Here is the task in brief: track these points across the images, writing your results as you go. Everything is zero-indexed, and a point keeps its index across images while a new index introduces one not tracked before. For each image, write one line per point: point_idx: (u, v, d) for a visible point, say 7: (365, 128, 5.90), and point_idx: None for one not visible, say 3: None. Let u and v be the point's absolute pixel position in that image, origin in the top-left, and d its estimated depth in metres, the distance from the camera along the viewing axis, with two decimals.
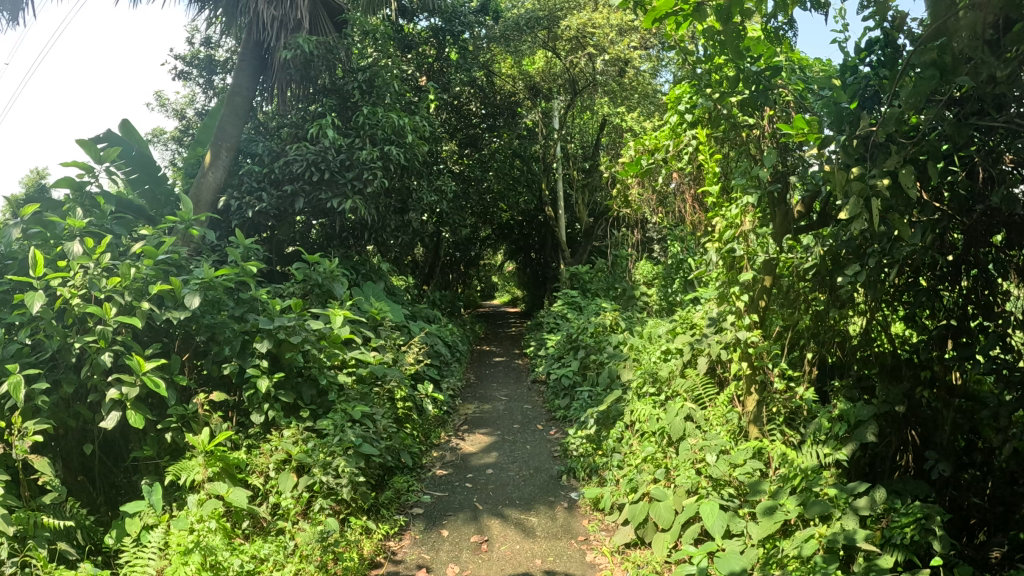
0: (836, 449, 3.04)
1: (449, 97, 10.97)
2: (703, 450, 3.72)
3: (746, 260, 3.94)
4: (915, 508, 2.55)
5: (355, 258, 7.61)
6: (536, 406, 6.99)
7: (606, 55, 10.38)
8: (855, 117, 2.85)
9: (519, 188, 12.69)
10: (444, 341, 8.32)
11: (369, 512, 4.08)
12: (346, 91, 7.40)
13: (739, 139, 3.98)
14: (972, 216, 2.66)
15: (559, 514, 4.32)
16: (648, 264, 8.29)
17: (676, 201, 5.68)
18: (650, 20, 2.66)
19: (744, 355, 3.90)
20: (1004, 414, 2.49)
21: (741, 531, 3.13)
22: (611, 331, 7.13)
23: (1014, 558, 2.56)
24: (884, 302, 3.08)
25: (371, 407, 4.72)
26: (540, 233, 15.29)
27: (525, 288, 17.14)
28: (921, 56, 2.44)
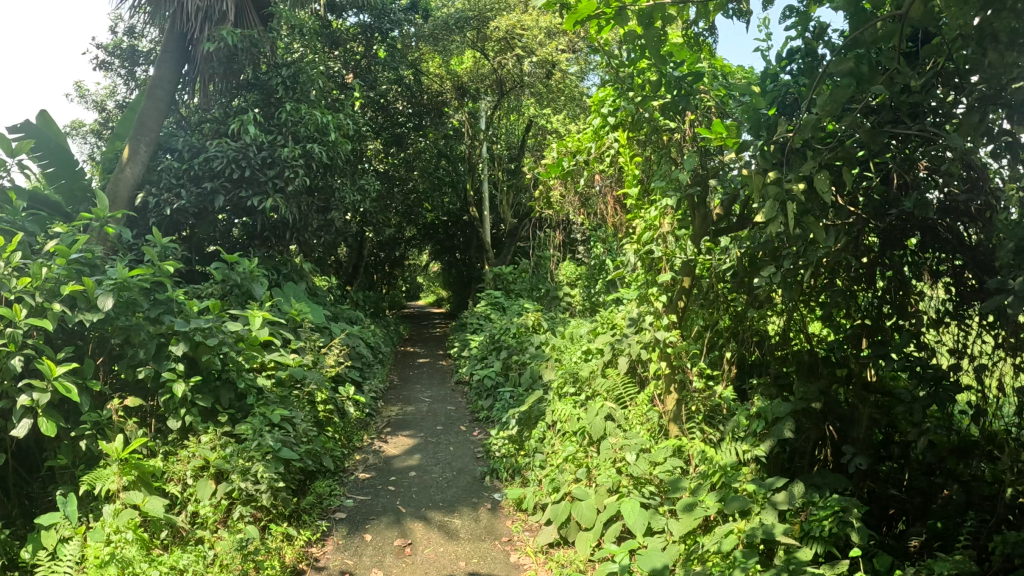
0: (754, 446, 3.13)
1: (376, 95, 10.82)
2: (623, 450, 3.76)
3: (665, 261, 4.02)
4: (833, 501, 2.62)
5: (276, 258, 7.42)
6: (459, 406, 6.98)
7: (534, 57, 10.39)
8: (773, 124, 2.94)
9: (444, 187, 12.91)
10: (366, 343, 8.21)
11: (290, 518, 3.98)
12: (270, 86, 7.20)
13: (661, 143, 4.13)
14: (887, 220, 2.79)
15: (483, 516, 4.31)
16: (571, 265, 8.37)
17: (599, 202, 5.76)
18: (572, 22, 2.65)
19: (663, 355, 3.98)
20: (918, 409, 2.63)
21: (662, 528, 3.20)
22: (533, 331, 7.17)
23: (932, 546, 2.71)
24: (802, 302, 3.19)
25: (291, 410, 4.60)
26: (464, 234, 15.31)
27: (449, 288, 17.15)
28: (839, 66, 2.45)
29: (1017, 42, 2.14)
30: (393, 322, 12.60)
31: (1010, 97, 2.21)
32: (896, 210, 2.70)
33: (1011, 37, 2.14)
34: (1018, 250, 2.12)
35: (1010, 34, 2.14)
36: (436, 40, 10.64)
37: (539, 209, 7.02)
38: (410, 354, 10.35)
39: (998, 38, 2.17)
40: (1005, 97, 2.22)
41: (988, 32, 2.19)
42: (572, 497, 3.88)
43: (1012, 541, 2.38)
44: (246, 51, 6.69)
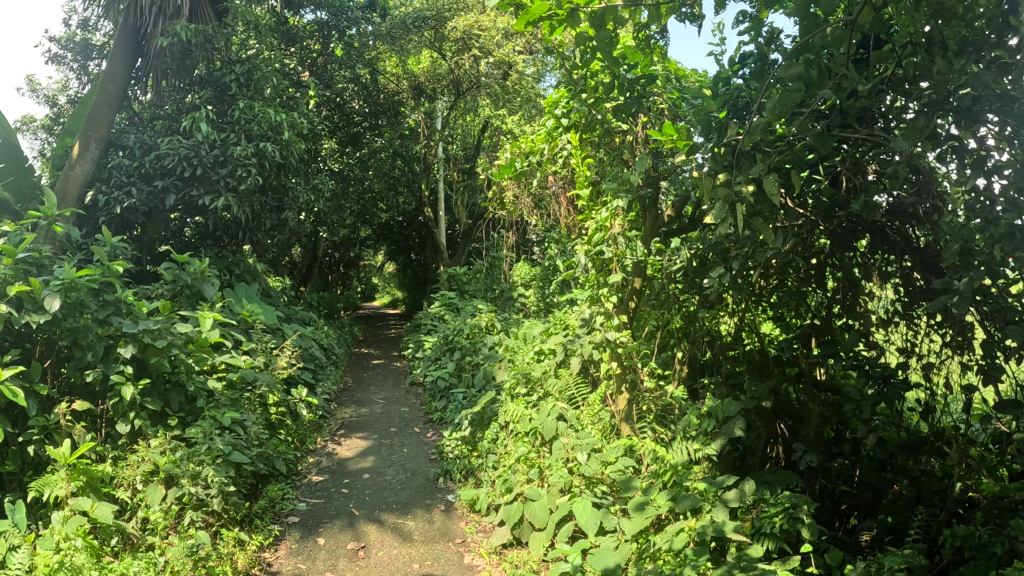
0: (705, 444, 3.17)
1: (332, 94, 10.70)
2: (574, 449, 3.79)
3: (616, 261, 4.07)
4: (783, 498, 2.66)
5: (229, 258, 7.29)
6: (413, 408, 6.94)
7: (491, 58, 10.41)
8: (723, 127, 2.96)
9: (399, 187, 12.84)
10: (319, 344, 8.11)
11: (242, 523, 3.90)
12: (224, 83, 7.08)
13: (615, 145, 4.15)
14: (835, 222, 2.87)
15: (437, 517, 4.30)
16: (526, 265, 8.37)
17: (551, 203, 5.77)
18: (522, 23, 2.56)
19: (614, 355, 4.01)
20: (866, 406, 2.68)
21: (613, 527, 3.23)
22: (487, 332, 7.17)
23: (882, 540, 2.78)
24: (754, 303, 3.27)
25: (242, 413, 4.49)
26: (419, 234, 15.24)
27: (405, 289, 17.07)
28: (789, 70, 2.52)
29: (965, 50, 2.25)
30: (347, 322, 12.49)
31: (957, 103, 2.26)
32: (845, 212, 2.79)
33: (959, 45, 2.26)
34: (963, 251, 2.19)
35: (959, 42, 2.26)
36: (393, 39, 10.57)
37: (492, 211, 7.01)
38: (364, 355, 10.28)
39: (948, 46, 2.30)
40: (951, 102, 2.28)
41: (938, 40, 2.34)
42: (525, 498, 3.89)
43: (960, 534, 2.44)
44: (199, 46, 6.58)
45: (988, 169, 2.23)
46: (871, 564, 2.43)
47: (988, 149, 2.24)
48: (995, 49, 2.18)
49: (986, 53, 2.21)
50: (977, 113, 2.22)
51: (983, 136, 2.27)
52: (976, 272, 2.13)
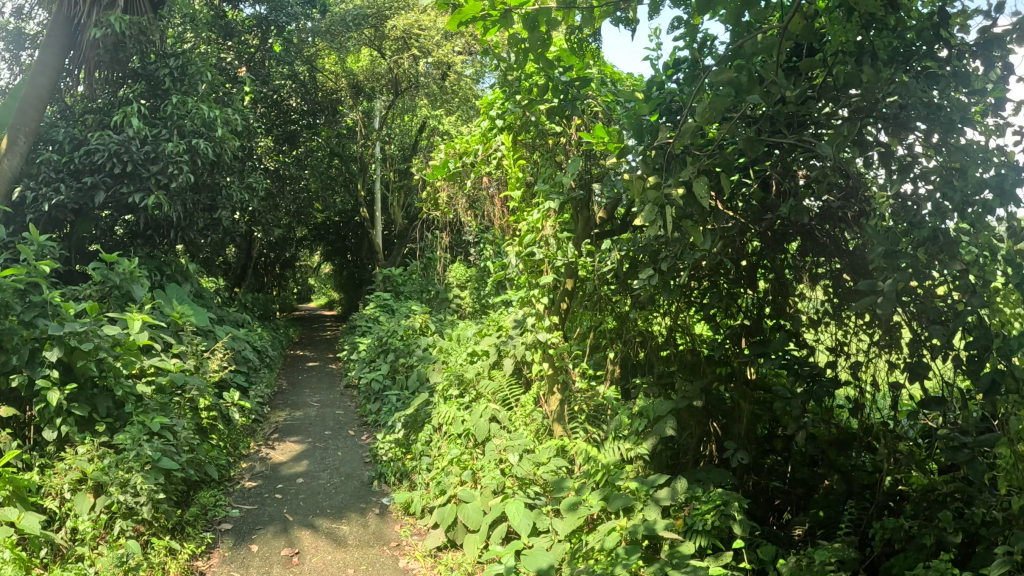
0: (637, 444, 3.17)
1: (269, 90, 10.49)
2: (506, 450, 3.81)
3: (546, 263, 4.01)
4: (715, 495, 2.70)
5: (160, 258, 7.07)
6: (348, 411, 6.85)
7: (430, 58, 10.49)
8: (654, 130, 3.00)
9: (335, 187, 12.66)
10: (252, 346, 7.92)
11: (173, 531, 3.79)
12: (158, 77, 6.93)
13: (547, 147, 4.35)
14: (763, 224, 2.95)
15: (371, 521, 4.25)
16: (462, 267, 8.01)
17: (484, 206, 5.75)
18: (455, 22, 2.51)
19: (546, 356, 4.03)
20: (796, 406, 2.67)
21: (546, 527, 3.24)
22: (421, 334, 7.14)
23: (814, 534, 2.84)
24: (687, 304, 3.41)
25: (173, 418, 4.32)
26: (355, 234, 15.07)
27: (341, 290, 16.88)
28: (720, 75, 2.56)
29: (894, 60, 2.40)
30: (283, 324, 12.28)
31: (885, 110, 2.36)
32: (775, 214, 2.85)
33: (888, 54, 2.39)
34: (887, 252, 2.23)
35: (889, 50, 2.39)
36: (332, 37, 10.44)
37: (425, 212, 6.98)
38: (300, 358, 10.12)
39: (878, 56, 2.40)
40: (880, 110, 2.37)
41: (868, 49, 2.42)
42: (458, 500, 3.90)
43: (889, 527, 2.52)
44: (133, 38, 6.46)
45: (913, 175, 2.32)
46: (802, 558, 2.49)
47: (915, 156, 2.35)
48: (924, 60, 2.35)
49: (915, 63, 2.37)
50: (903, 121, 2.32)
51: (911, 144, 2.36)
52: (900, 272, 2.19)
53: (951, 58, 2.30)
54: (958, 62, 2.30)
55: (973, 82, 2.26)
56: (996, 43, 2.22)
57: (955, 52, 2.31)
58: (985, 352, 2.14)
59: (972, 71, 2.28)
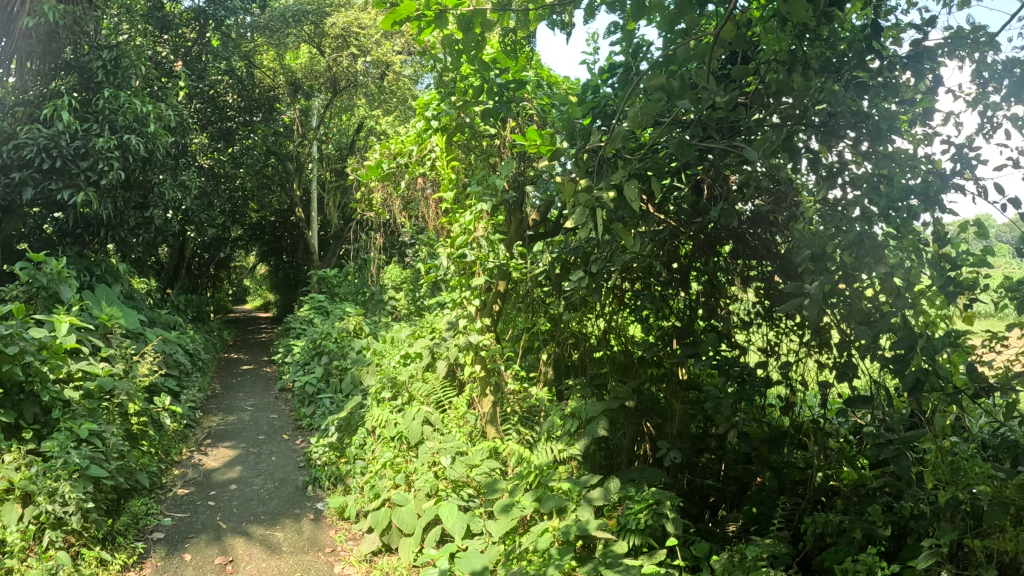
0: (569, 445, 3.20)
1: (205, 86, 10.24)
2: (438, 454, 3.79)
3: (478, 264, 4.06)
4: (648, 495, 2.74)
5: (90, 257, 6.82)
6: (282, 415, 6.74)
7: (368, 57, 10.63)
8: (587, 134, 2.99)
9: (271, 187, 12.24)
10: (184, 350, 7.71)
11: (103, 541, 3.66)
12: (91, 69, 6.62)
13: (481, 149, 4.38)
14: (693, 228, 3.05)
15: (305, 527, 4.19)
16: (397, 268, 7.98)
17: (418, 207, 5.73)
18: (389, 22, 2.48)
19: (477, 358, 4.08)
20: (725, 405, 2.72)
21: (480, 529, 3.27)
22: (355, 335, 7.07)
23: (747, 530, 2.90)
24: (620, 307, 3.48)
25: (102, 424, 4.16)
26: (290, 235, 14.83)
27: (276, 291, 16.56)
28: (652, 80, 2.58)
29: (825, 69, 2.45)
30: (217, 326, 11.99)
31: (818, 120, 2.39)
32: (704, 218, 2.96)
33: (820, 64, 2.44)
34: (815, 256, 2.30)
35: (821, 59, 2.43)
36: (270, 32, 10.47)
37: (359, 213, 6.90)
38: (233, 361, 9.90)
39: (810, 65, 2.45)
40: (810, 118, 2.42)
41: (801, 59, 2.46)
42: (392, 504, 3.86)
43: (820, 522, 2.58)
44: (67, 29, 6.35)
45: (841, 181, 2.40)
46: (734, 555, 2.53)
47: (844, 163, 2.43)
48: (856, 69, 2.40)
49: (847, 72, 2.40)
50: (833, 127, 2.39)
51: (840, 150, 2.45)
52: (826, 275, 2.27)
53: (882, 69, 2.39)
54: (889, 73, 2.39)
55: (902, 92, 2.37)
56: (925, 56, 2.37)
57: (887, 63, 2.41)
58: (909, 351, 2.22)
59: (903, 82, 2.38)
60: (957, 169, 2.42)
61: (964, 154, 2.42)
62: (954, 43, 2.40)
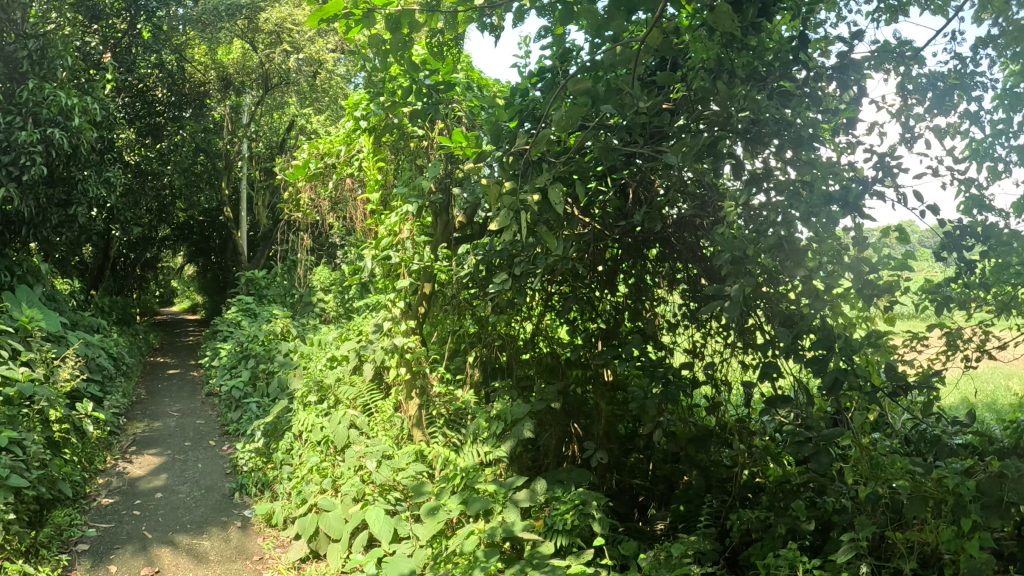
0: (495, 447, 3.27)
1: (134, 80, 9.91)
2: (365, 457, 3.75)
3: (403, 266, 4.02)
4: (574, 495, 2.77)
5: (10, 257, 6.51)
6: (209, 420, 6.59)
7: (301, 54, 10.69)
8: (512, 136, 3.07)
9: (200, 184, 12.10)
10: (108, 353, 7.44)
11: (26, 555, 3.52)
12: (14, 58, 6.35)
13: (409, 150, 4.35)
14: (620, 231, 3.13)
15: (233, 535, 4.11)
16: (326, 270, 7.88)
17: (345, 207, 5.68)
18: (315, 20, 2.45)
19: (403, 360, 3.96)
20: (651, 405, 2.75)
21: (408, 533, 3.27)
22: (283, 338, 6.89)
23: (675, 528, 3.00)
24: (547, 308, 3.57)
25: (22, 431, 4.00)
26: (219, 236, 14.50)
27: (203, 292, 16.16)
28: (576, 85, 2.61)
29: (752, 77, 2.47)
30: (143, 328, 11.62)
31: (741, 126, 2.43)
32: (628, 221, 3.09)
33: (746, 72, 2.46)
34: (734, 260, 2.39)
35: (747, 68, 2.46)
36: (202, 26, 10.10)
37: (287, 214, 6.85)
38: (158, 365, 9.63)
39: (736, 73, 2.47)
40: (734, 125, 2.44)
41: (727, 66, 2.49)
42: (320, 508, 3.81)
43: (746, 519, 2.68)
44: None
45: (765, 186, 2.45)
46: (660, 552, 2.56)
47: (769, 169, 2.47)
48: (781, 79, 2.46)
49: (772, 81, 2.45)
50: (756, 134, 2.43)
51: (765, 157, 2.49)
52: (748, 277, 2.34)
53: (808, 80, 2.46)
54: (815, 83, 2.48)
55: (827, 103, 2.50)
56: (851, 69, 2.49)
57: (813, 74, 2.49)
58: (828, 353, 2.27)
59: (828, 93, 2.51)
60: (879, 176, 2.52)
61: (886, 163, 2.52)
62: (880, 56, 2.54)
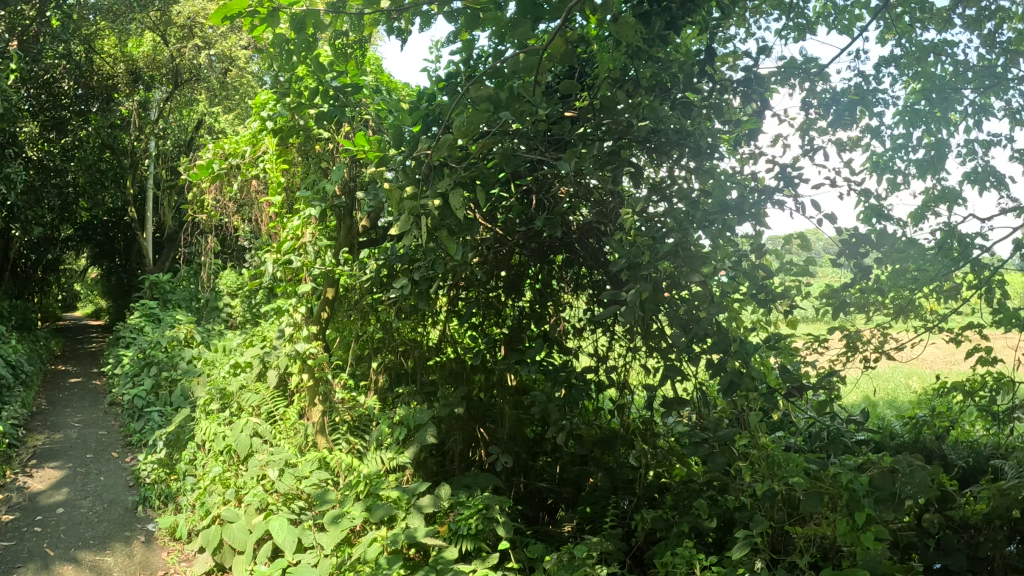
0: (399, 453, 3.33)
1: (40, 70, 9.51)
2: (267, 466, 3.64)
3: (304, 271, 4.07)
4: (478, 500, 2.89)
5: None
6: (113, 430, 6.34)
7: (213, 50, 10.56)
8: (415, 142, 2.96)
9: (106, 183, 11.36)
10: (5, 362, 7.11)
11: None
12: None
13: (315, 154, 4.20)
14: (517, 236, 3.21)
15: (138, 550, 3.97)
16: (234, 275, 7.42)
17: (251, 210, 5.52)
18: (218, 16, 2.43)
19: (306, 367, 4.02)
20: (552, 409, 2.90)
21: (312, 542, 3.15)
22: (186, 345, 6.67)
23: (582, 529, 3.14)
24: (451, 315, 3.57)
25: None
26: (123, 237, 13.85)
27: (107, 296, 15.44)
28: (478, 92, 2.61)
29: (657, 89, 2.64)
30: (43, 335, 11.06)
31: (639, 134, 2.62)
32: (525, 227, 3.19)
33: (652, 83, 2.63)
34: (630, 266, 2.42)
35: (653, 79, 2.62)
36: (115, 16, 9.94)
37: (191, 215, 6.41)
38: (59, 373, 9.19)
39: (642, 83, 2.64)
40: (632, 133, 2.62)
41: (631, 78, 2.67)
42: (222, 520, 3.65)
43: (650, 519, 2.80)
44: None
45: (664, 195, 2.56)
46: (564, 554, 2.60)
47: (674, 179, 2.61)
48: (686, 91, 2.63)
49: (676, 93, 2.64)
50: (653, 143, 2.63)
51: (670, 168, 2.62)
52: (644, 282, 2.34)
53: (713, 91, 2.65)
54: (719, 95, 2.65)
55: (729, 115, 2.64)
56: (755, 83, 2.63)
57: (719, 86, 2.66)
58: (724, 355, 2.37)
59: (730, 106, 2.64)
60: (780, 187, 2.63)
61: (787, 174, 2.64)
62: (785, 71, 2.78)
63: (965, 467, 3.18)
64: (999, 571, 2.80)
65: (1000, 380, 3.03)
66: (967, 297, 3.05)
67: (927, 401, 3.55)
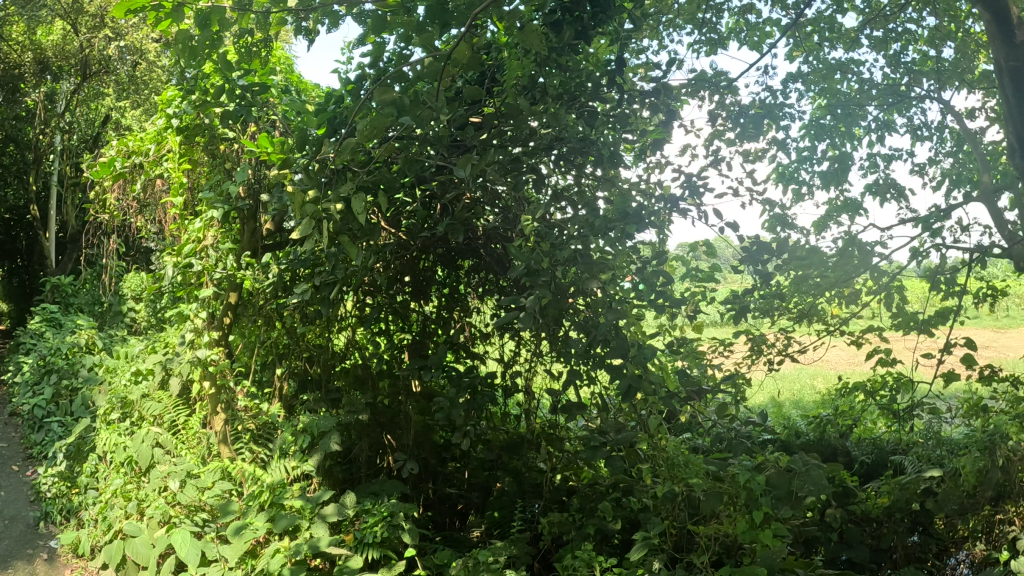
0: (302, 461, 3.26)
1: None
2: (168, 478, 3.49)
3: (205, 275, 3.90)
4: (383, 508, 2.88)
5: None
6: (11, 443, 6.05)
7: (121, 41, 10.07)
8: (318, 142, 3.08)
9: (7, 178, 11.31)
10: None
11: None
12: None
13: (219, 154, 4.10)
14: (420, 242, 3.20)
15: (39, 569, 3.82)
16: (137, 277, 7.27)
17: (157, 211, 5.39)
18: (122, 10, 2.36)
19: (206, 374, 3.80)
20: (456, 414, 2.92)
21: (216, 555, 3.02)
22: (87, 352, 6.38)
23: (491, 533, 3.20)
24: (352, 319, 3.51)
25: None
26: (25, 236, 13.07)
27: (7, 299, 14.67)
28: (383, 95, 2.55)
29: (565, 97, 2.81)
30: None
31: (537, 142, 2.80)
32: (427, 232, 3.19)
33: (559, 92, 2.81)
34: (529, 272, 2.43)
35: (560, 88, 2.80)
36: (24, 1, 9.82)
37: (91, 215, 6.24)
38: None
39: (549, 91, 2.81)
40: (530, 143, 2.81)
41: (540, 88, 2.79)
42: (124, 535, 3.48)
43: (556, 522, 2.88)
44: None
45: (571, 202, 2.72)
46: (468, 559, 2.62)
47: (581, 184, 2.83)
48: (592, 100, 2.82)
49: (582, 102, 2.80)
50: (553, 148, 2.80)
51: (580, 174, 2.84)
52: (544, 288, 2.39)
53: (620, 101, 2.83)
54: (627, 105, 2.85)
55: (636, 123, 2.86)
56: (666, 94, 2.84)
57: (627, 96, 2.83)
58: (624, 360, 2.42)
59: (638, 115, 2.85)
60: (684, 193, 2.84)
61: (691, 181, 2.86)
62: (694, 84, 3.01)
63: (869, 463, 3.41)
64: (902, 560, 3.02)
65: (898, 379, 3.31)
66: (867, 302, 3.19)
67: (831, 400, 3.71)
